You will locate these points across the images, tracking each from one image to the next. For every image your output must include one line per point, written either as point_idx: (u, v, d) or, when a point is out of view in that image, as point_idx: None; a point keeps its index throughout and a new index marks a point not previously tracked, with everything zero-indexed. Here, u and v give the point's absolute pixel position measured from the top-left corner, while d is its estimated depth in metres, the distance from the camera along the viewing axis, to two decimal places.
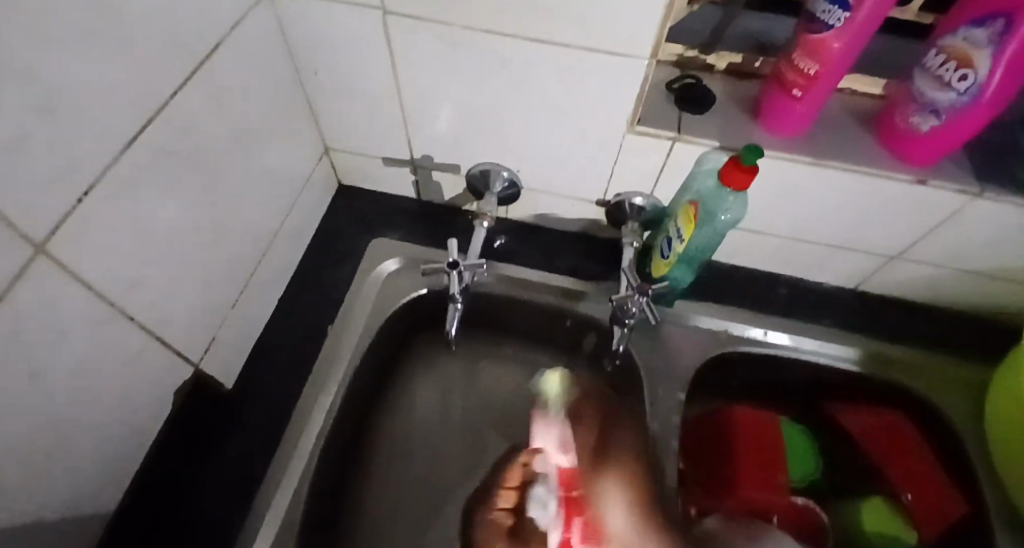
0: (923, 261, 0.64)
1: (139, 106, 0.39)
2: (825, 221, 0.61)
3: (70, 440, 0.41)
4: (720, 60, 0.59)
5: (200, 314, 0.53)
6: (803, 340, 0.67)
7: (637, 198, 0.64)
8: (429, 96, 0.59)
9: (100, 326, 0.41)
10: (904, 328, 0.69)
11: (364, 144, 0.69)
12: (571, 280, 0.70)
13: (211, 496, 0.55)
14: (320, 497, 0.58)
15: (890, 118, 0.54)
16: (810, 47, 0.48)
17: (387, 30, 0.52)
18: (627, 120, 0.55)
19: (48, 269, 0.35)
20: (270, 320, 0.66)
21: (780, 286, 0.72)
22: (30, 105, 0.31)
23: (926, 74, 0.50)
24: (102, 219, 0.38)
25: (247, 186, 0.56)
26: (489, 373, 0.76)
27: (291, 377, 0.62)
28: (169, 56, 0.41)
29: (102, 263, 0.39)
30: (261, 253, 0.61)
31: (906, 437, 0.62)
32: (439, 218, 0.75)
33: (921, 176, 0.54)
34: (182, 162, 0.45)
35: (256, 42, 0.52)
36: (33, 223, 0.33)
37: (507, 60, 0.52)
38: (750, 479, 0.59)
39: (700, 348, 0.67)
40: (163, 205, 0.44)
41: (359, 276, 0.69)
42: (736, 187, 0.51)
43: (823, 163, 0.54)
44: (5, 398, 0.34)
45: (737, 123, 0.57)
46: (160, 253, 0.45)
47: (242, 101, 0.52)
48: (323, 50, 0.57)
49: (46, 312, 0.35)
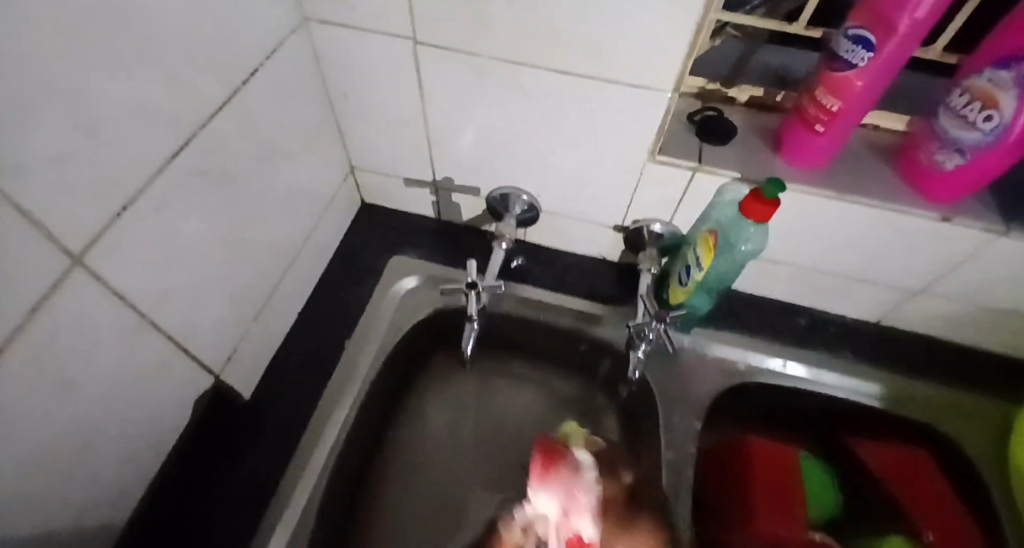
0: (944, 296, 0.63)
1: (175, 126, 0.41)
2: (845, 254, 0.61)
3: (94, 446, 0.42)
4: (742, 93, 0.60)
5: (223, 327, 0.54)
6: (822, 373, 0.66)
7: (655, 225, 0.65)
8: (453, 120, 0.60)
9: (129, 338, 0.42)
10: (925, 362, 0.68)
11: (388, 165, 0.70)
12: (589, 304, 0.70)
13: (223, 508, 0.55)
14: (331, 511, 0.59)
15: (913, 154, 0.54)
16: (833, 84, 0.49)
17: (416, 58, 0.54)
18: (649, 149, 0.56)
19: (85, 282, 0.36)
20: (290, 334, 0.67)
21: (799, 316, 0.71)
22: (75, 126, 0.32)
23: (949, 113, 0.50)
24: (138, 235, 0.40)
25: (274, 204, 0.57)
26: (501, 392, 0.76)
27: (307, 391, 0.63)
28: (209, 81, 0.43)
29: (135, 277, 0.40)
30: (284, 268, 0.63)
31: (921, 471, 0.62)
32: (458, 238, 0.76)
33: (945, 213, 0.54)
34: (214, 181, 0.47)
35: (290, 67, 0.54)
36: (72, 236, 0.34)
37: (531, 88, 0.53)
38: (765, 512, 0.58)
39: (716, 377, 0.67)
40: (195, 221, 0.46)
41: (378, 293, 0.70)
42: (756, 218, 0.51)
43: (846, 197, 0.54)
44: (37, 405, 0.35)
45: (758, 155, 0.57)
46: (189, 267, 0.47)
47: (273, 123, 0.53)
48: (353, 75, 0.59)
49: (80, 323, 0.37)
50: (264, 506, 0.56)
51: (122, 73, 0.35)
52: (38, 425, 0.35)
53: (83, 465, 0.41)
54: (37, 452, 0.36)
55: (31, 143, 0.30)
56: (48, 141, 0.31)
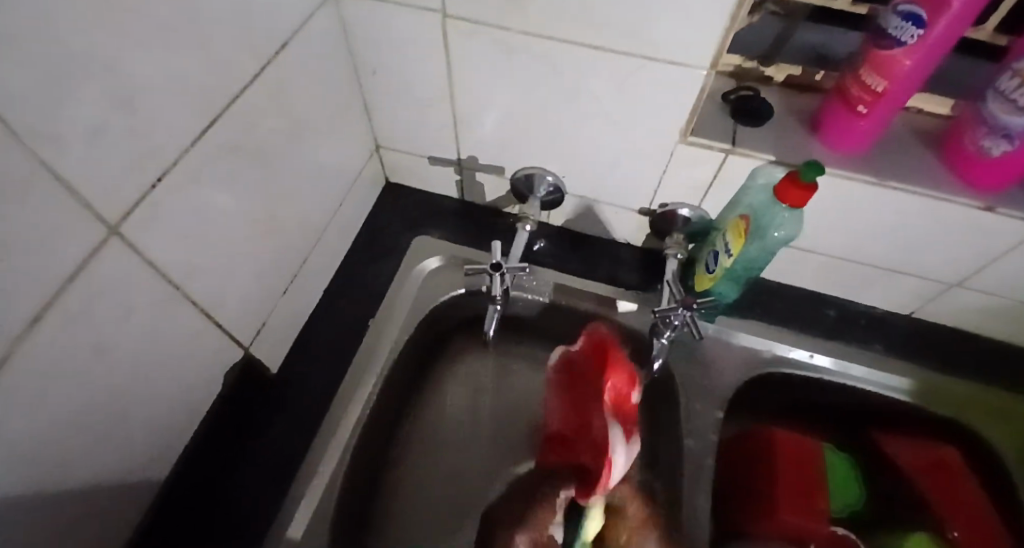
0: (983, 290, 0.61)
1: (211, 97, 0.41)
2: (879, 243, 0.59)
3: (127, 413, 0.42)
4: (780, 72, 0.58)
5: (251, 301, 0.54)
6: (851, 366, 0.65)
7: (683, 210, 0.63)
8: (480, 99, 0.59)
9: (162, 307, 0.42)
10: (957, 357, 0.66)
11: (413, 144, 0.70)
12: (613, 288, 0.69)
13: (248, 478, 0.56)
14: (353, 485, 0.60)
15: (958, 140, 0.52)
16: (878, 63, 0.47)
17: (445, 33, 0.53)
18: (680, 130, 0.54)
19: (119, 248, 0.36)
20: (315, 311, 0.67)
21: (828, 306, 0.70)
22: (115, 96, 0.32)
23: (999, 96, 0.48)
24: (173, 203, 0.40)
25: (303, 179, 0.57)
26: (521, 375, 0.76)
27: (330, 368, 0.64)
28: (241, 55, 0.43)
29: (168, 246, 0.41)
30: (311, 244, 0.63)
31: (952, 469, 0.59)
32: (481, 220, 0.76)
33: (988, 203, 0.52)
34: (245, 154, 0.47)
35: (320, 42, 0.53)
36: (108, 204, 0.34)
37: (562, 66, 0.52)
38: (788, 504, 0.57)
39: (741, 366, 0.66)
40: (226, 194, 0.46)
41: (402, 271, 0.70)
42: (793, 203, 0.50)
43: (887, 183, 0.52)
44: (75, 368, 0.36)
45: (794, 138, 0.56)
46: (219, 240, 0.47)
47: (302, 98, 0.53)
48: (382, 51, 0.58)
49: (117, 288, 0.37)
50: (288, 478, 0.57)
51: (162, 41, 0.35)
52: (73, 389, 0.36)
53: (116, 429, 0.42)
54: (72, 415, 0.37)
55: (72, 109, 0.30)
56: (91, 106, 0.31)
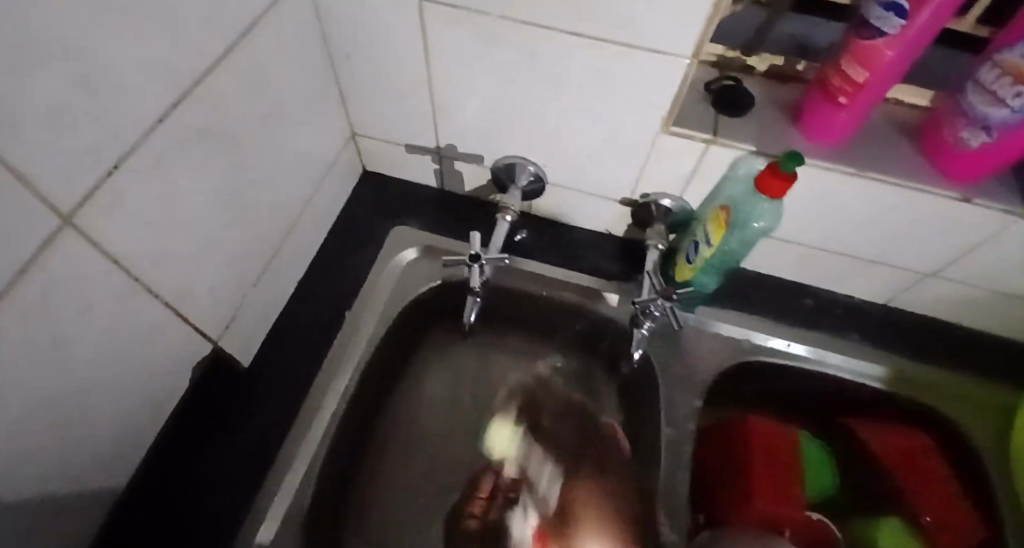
0: (956, 279, 0.62)
1: (174, 80, 0.39)
2: (857, 234, 0.60)
3: (89, 413, 0.41)
4: (762, 62, 0.57)
5: (222, 293, 0.52)
6: (828, 355, 0.66)
7: (665, 200, 0.63)
8: (458, 85, 0.58)
9: (122, 301, 0.41)
10: (929, 345, 0.68)
11: (391, 131, 0.68)
12: (594, 280, 0.69)
13: (220, 478, 0.55)
14: (329, 477, 0.59)
15: (937, 131, 0.52)
16: (860, 53, 0.47)
17: (423, 18, 0.51)
18: (661, 121, 0.53)
19: (74, 240, 0.34)
20: (289, 303, 0.65)
21: (807, 296, 0.70)
22: (61, 77, 0.30)
23: (978, 88, 0.48)
24: (130, 193, 0.38)
25: (274, 168, 0.55)
26: (501, 366, 0.75)
27: (306, 361, 0.62)
28: (206, 36, 0.40)
29: (126, 238, 0.39)
30: (285, 235, 0.61)
31: (920, 454, 0.61)
32: (461, 209, 0.74)
33: (964, 194, 0.52)
34: (211, 143, 0.45)
35: (291, 24, 0.51)
36: (64, 195, 0.33)
37: (542, 54, 0.51)
38: (764, 494, 0.58)
39: (719, 356, 0.66)
40: (190, 184, 0.44)
41: (380, 262, 0.68)
42: (773, 194, 0.50)
43: (866, 174, 0.53)
44: (25, 366, 0.34)
45: (775, 127, 0.55)
46: (183, 230, 0.45)
47: (272, 84, 0.51)
48: (356, 35, 0.56)
49: (70, 283, 0.35)
50: (261, 476, 0.55)
51: (121, 23, 0.33)
52: (24, 389, 0.34)
53: (76, 429, 0.40)
54: (32, 413, 0.35)
55: (29, 95, 0.28)
56: (43, 91, 0.29)
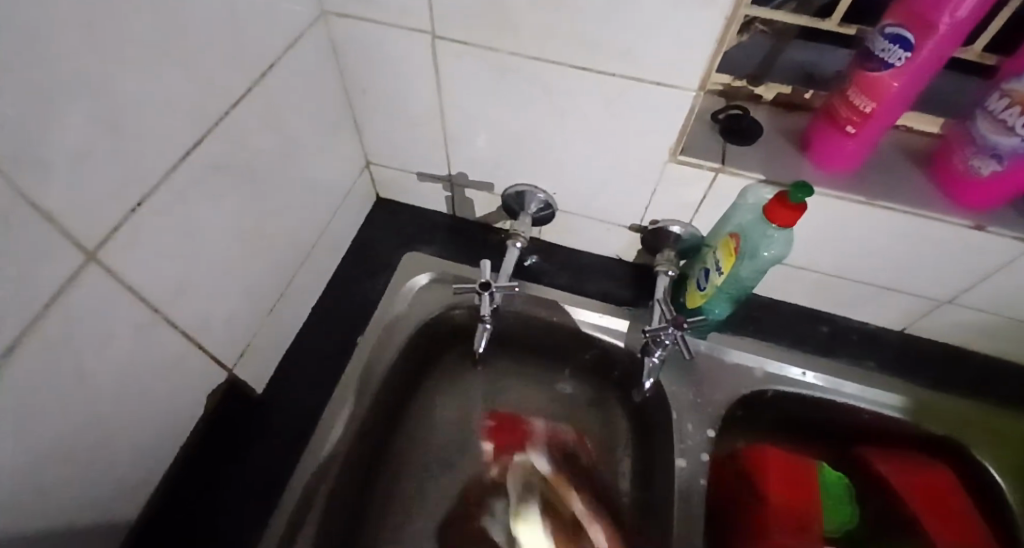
0: (974, 306, 0.61)
1: (196, 119, 0.40)
2: (871, 263, 0.60)
3: (106, 442, 0.41)
4: (770, 91, 0.59)
5: (236, 320, 0.53)
6: (842, 383, 0.64)
7: (675, 227, 0.63)
8: (471, 117, 0.59)
9: (143, 332, 0.41)
10: (947, 375, 0.66)
11: (402, 159, 0.69)
12: (605, 306, 0.69)
13: (233, 504, 0.55)
14: (338, 505, 0.59)
15: (948, 159, 0.52)
16: (867, 84, 0.47)
17: (435, 54, 0.53)
18: (668, 151, 0.54)
19: (98, 275, 0.35)
20: (302, 329, 0.66)
21: (820, 323, 0.69)
22: (94, 120, 0.32)
23: (987, 117, 0.48)
24: (154, 228, 0.39)
25: (290, 197, 0.56)
26: (513, 391, 0.75)
27: (316, 388, 0.62)
28: (227, 76, 0.42)
29: (148, 270, 0.40)
30: (299, 263, 0.62)
31: (945, 492, 0.59)
32: (473, 235, 0.75)
33: (978, 222, 0.52)
34: (231, 176, 0.46)
35: (308, 60, 0.53)
36: (88, 231, 0.34)
37: (555, 87, 0.52)
38: (782, 526, 0.56)
39: (732, 384, 0.65)
40: (209, 216, 0.45)
41: (393, 286, 0.69)
42: (782, 223, 0.50)
43: (874, 203, 0.52)
44: (52, 397, 0.35)
45: (784, 156, 0.56)
46: (202, 261, 0.46)
47: (291, 118, 0.53)
48: (371, 68, 0.58)
49: (94, 315, 0.36)
50: (271, 503, 0.55)
51: (143, 62, 0.34)
52: (50, 420, 0.35)
53: (95, 459, 0.41)
54: (52, 443, 0.36)
55: (58, 131, 0.30)
56: (70, 134, 0.30)
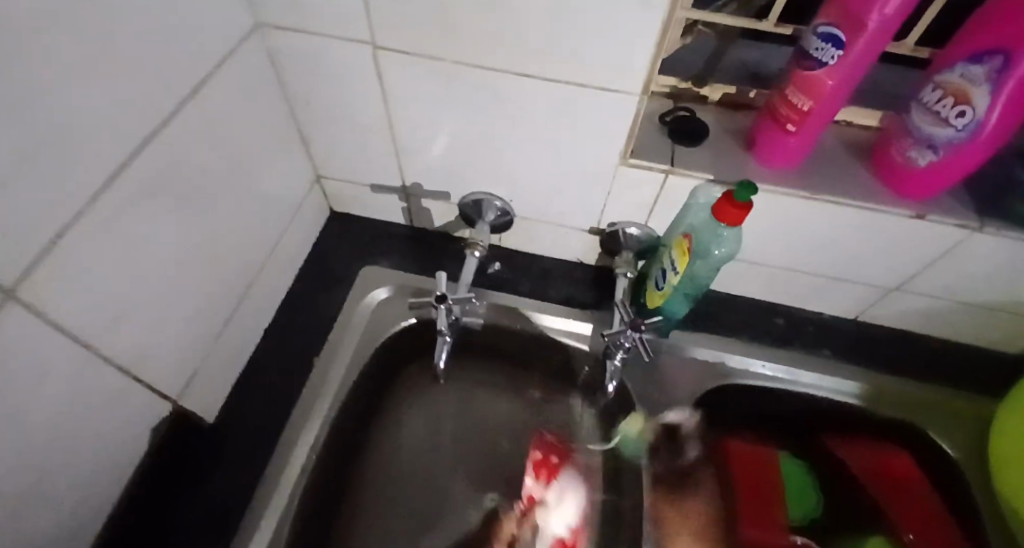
0: (921, 292, 0.63)
1: (123, 140, 0.38)
2: (821, 255, 0.61)
3: (42, 484, 0.39)
4: (714, 92, 0.59)
5: (182, 346, 0.51)
6: (801, 373, 0.66)
7: (631, 228, 0.63)
8: (419, 126, 0.58)
9: (76, 366, 0.39)
10: (901, 359, 0.68)
11: (354, 171, 0.68)
12: (568, 310, 0.69)
13: (191, 537, 0.53)
14: (304, 529, 0.57)
15: (888, 151, 0.54)
16: (804, 83, 0.48)
17: (379, 65, 0.52)
18: (621, 152, 0.54)
19: (20, 311, 0.33)
20: (258, 350, 0.65)
21: (778, 315, 0.71)
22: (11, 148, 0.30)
23: (922, 110, 0.49)
24: (82, 257, 0.37)
25: (235, 216, 0.55)
26: (480, 400, 0.74)
27: (275, 411, 0.61)
28: (155, 95, 0.40)
29: (77, 302, 0.38)
30: (249, 283, 0.61)
31: (903, 476, 0.61)
32: (432, 245, 0.75)
33: (919, 211, 0.53)
34: (167, 198, 0.45)
35: (246, 75, 0.51)
36: (7, 266, 0.32)
37: (501, 94, 0.51)
38: (750, 515, 0.60)
39: (696, 381, 0.66)
40: (145, 241, 0.43)
41: (350, 303, 0.68)
42: (732, 222, 0.51)
43: (819, 196, 0.53)
44: None
45: (731, 155, 0.56)
46: (140, 288, 0.44)
47: (231, 135, 0.51)
48: (314, 81, 0.57)
49: (16, 354, 0.34)
50: (230, 532, 0.53)
51: (62, 87, 0.32)
52: None
53: (30, 503, 0.38)
54: None
55: None
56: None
